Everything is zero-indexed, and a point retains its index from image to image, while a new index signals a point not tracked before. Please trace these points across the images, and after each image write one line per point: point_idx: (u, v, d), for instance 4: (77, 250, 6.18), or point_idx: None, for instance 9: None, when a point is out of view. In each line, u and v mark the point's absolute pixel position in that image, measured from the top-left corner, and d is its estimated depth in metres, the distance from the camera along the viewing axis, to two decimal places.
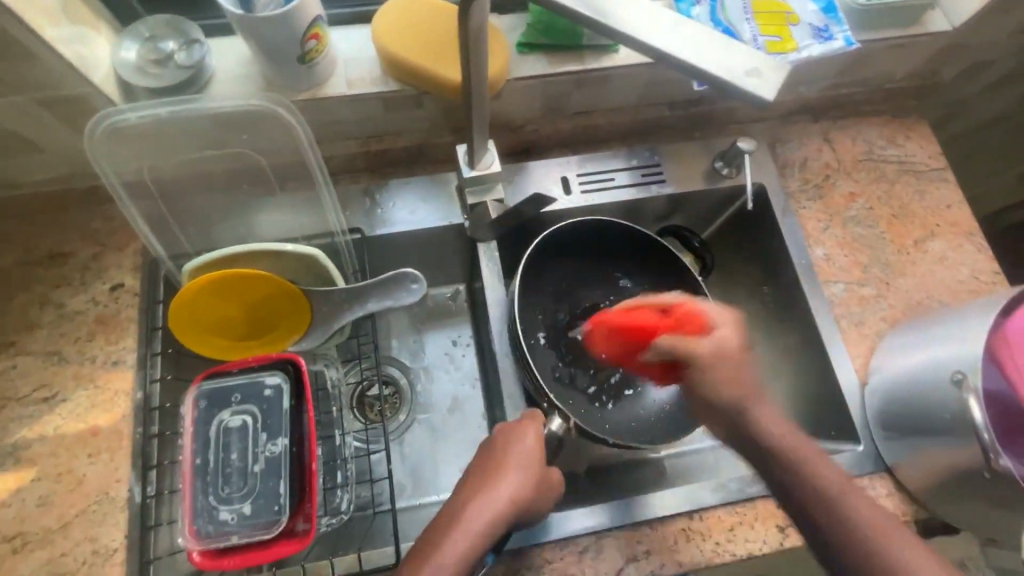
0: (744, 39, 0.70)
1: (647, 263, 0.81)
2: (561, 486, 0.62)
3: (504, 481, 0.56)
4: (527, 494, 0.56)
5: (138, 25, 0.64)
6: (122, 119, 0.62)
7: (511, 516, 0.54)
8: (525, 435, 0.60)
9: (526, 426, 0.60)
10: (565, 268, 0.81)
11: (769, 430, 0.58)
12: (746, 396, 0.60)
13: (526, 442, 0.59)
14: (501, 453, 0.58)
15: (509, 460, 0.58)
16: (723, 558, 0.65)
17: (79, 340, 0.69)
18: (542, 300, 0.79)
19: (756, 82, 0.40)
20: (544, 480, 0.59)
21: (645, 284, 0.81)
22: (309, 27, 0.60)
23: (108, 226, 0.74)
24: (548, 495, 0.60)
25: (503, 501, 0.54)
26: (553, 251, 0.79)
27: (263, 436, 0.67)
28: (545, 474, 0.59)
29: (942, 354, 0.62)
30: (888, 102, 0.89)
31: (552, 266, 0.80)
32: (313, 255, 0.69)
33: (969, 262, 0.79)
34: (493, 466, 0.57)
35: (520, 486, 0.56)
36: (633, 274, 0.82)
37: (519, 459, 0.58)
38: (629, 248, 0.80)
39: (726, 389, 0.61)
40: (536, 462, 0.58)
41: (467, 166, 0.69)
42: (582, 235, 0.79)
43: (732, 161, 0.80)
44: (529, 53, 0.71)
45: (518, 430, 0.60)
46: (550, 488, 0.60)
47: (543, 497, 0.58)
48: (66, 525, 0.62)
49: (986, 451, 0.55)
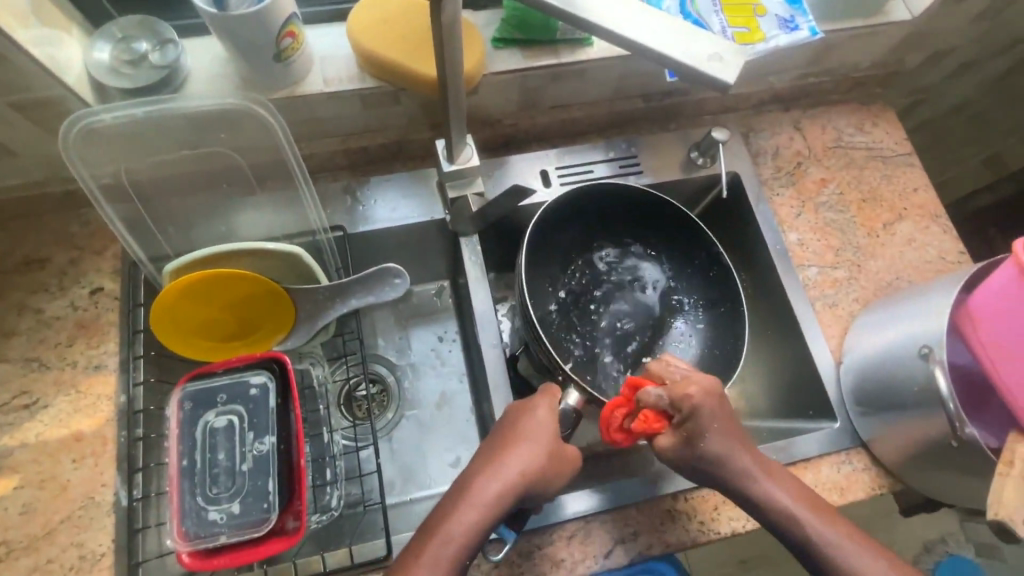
0: (713, 31, 0.71)
1: (659, 231, 0.81)
2: (579, 461, 0.61)
3: (514, 454, 0.57)
4: (538, 467, 0.57)
5: (110, 26, 0.64)
6: (96, 120, 0.61)
7: (520, 488, 0.55)
8: (538, 409, 0.60)
9: (542, 399, 0.61)
10: (576, 238, 0.81)
11: (771, 498, 0.59)
12: (741, 468, 0.59)
13: (537, 417, 0.60)
14: (512, 428, 0.60)
15: (521, 435, 0.59)
16: (708, 537, 0.67)
17: (59, 346, 0.68)
18: (553, 273, 0.80)
19: (719, 66, 0.41)
20: (559, 453, 0.59)
21: (658, 249, 0.82)
22: (284, 25, 0.60)
23: (85, 230, 0.73)
24: (565, 470, 0.59)
25: (513, 474, 0.55)
26: (563, 221, 0.79)
27: (250, 435, 0.67)
28: (559, 448, 0.59)
29: (911, 331, 0.64)
30: (856, 91, 0.92)
31: (564, 234, 0.80)
32: (296, 252, 0.69)
33: (936, 243, 0.82)
34: (506, 439, 0.58)
35: (532, 459, 0.57)
36: (644, 240, 0.82)
37: (532, 432, 0.59)
38: (636, 214, 0.81)
39: (722, 467, 0.59)
40: (550, 436, 0.59)
41: (447, 160, 0.70)
42: (591, 202, 0.79)
43: (707, 151, 0.82)
44: (504, 47, 0.72)
45: (530, 406, 0.61)
46: (567, 463, 0.59)
47: (558, 472, 0.58)
48: (51, 531, 0.61)
49: (952, 420, 0.57)
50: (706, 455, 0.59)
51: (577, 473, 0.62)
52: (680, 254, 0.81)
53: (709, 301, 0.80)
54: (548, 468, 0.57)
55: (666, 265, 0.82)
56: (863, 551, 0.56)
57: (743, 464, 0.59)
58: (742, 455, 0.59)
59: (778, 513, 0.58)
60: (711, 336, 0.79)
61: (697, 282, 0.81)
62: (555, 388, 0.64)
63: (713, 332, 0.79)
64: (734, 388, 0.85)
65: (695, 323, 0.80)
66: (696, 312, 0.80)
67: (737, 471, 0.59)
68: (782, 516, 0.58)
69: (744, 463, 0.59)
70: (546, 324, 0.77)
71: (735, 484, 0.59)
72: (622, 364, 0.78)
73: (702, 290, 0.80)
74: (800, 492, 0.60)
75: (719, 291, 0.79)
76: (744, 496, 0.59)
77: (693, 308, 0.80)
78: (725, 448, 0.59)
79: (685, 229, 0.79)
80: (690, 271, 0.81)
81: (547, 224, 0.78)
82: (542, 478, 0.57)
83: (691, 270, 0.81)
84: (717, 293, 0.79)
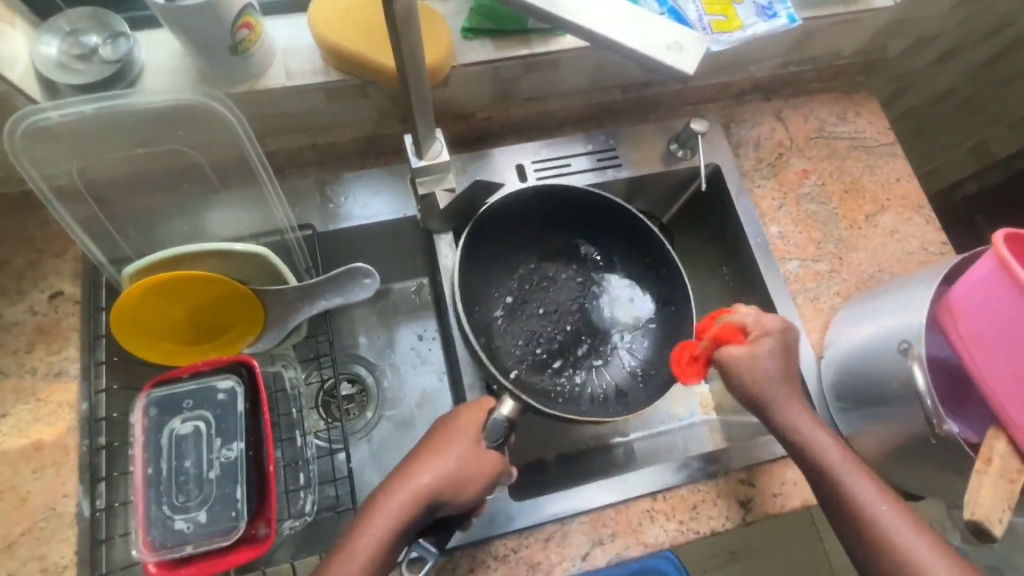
0: (689, 19, 0.69)
1: (611, 229, 0.79)
2: (502, 465, 0.59)
3: (423, 465, 0.57)
4: (446, 474, 0.57)
5: (57, 19, 0.61)
6: (44, 118, 0.58)
7: (424, 498, 0.56)
8: (457, 419, 0.61)
9: (464, 411, 0.61)
10: (521, 240, 0.79)
11: (809, 438, 0.60)
12: (782, 400, 0.61)
13: (453, 426, 0.60)
14: (430, 437, 0.60)
15: (435, 444, 0.59)
16: (687, 537, 0.66)
17: (18, 352, 0.66)
18: (500, 275, 0.78)
19: (678, 56, 0.39)
20: (474, 458, 0.58)
21: (609, 249, 0.80)
22: (239, 16, 0.58)
23: (44, 231, 0.71)
24: (483, 473, 0.57)
25: (418, 484, 0.56)
26: (509, 222, 0.77)
27: (217, 441, 0.65)
28: (472, 453, 0.58)
29: (893, 325, 0.63)
30: (838, 79, 0.90)
31: (510, 236, 0.78)
32: (263, 254, 0.67)
33: (918, 234, 0.81)
34: (422, 450, 0.59)
35: (440, 467, 0.57)
36: (595, 239, 0.80)
37: (443, 441, 0.59)
38: (585, 215, 0.78)
39: (767, 393, 0.62)
40: (462, 444, 0.58)
41: (416, 155, 0.65)
42: (536, 205, 0.77)
43: (687, 142, 0.80)
44: (475, 37, 0.70)
45: (451, 415, 0.61)
46: (486, 468, 0.58)
47: (473, 478, 0.57)
48: (11, 544, 0.60)
49: (930, 417, 0.56)
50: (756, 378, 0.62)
51: (504, 478, 0.59)
52: (634, 252, 0.79)
53: (659, 301, 0.78)
54: (458, 474, 0.57)
55: (619, 265, 0.79)
56: (903, 520, 0.54)
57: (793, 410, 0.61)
58: (786, 390, 0.62)
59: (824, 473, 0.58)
60: (661, 336, 0.77)
61: (651, 279, 0.78)
62: (487, 398, 0.63)
63: (663, 331, 0.77)
64: (716, 383, 0.86)
65: (646, 324, 0.78)
66: (646, 312, 0.78)
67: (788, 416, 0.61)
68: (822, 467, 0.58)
69: (789, 402, 0.61)
70: (490, 333, 0.75)
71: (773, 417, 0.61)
72: (569, 368, 0.76)
73: (653, 290, 0.78)
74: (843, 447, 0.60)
75: (671, 288, 0.77)
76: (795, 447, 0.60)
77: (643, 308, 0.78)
78: (779, 394, 0.62)
79: (635, 229, 0.78)
80: (642, 272, 0.78)
81: (491, 226, 0.76)
82: (454, 486, 0.56)
83: (641, 270, 0.78)
84: (670, 292, 0.77)
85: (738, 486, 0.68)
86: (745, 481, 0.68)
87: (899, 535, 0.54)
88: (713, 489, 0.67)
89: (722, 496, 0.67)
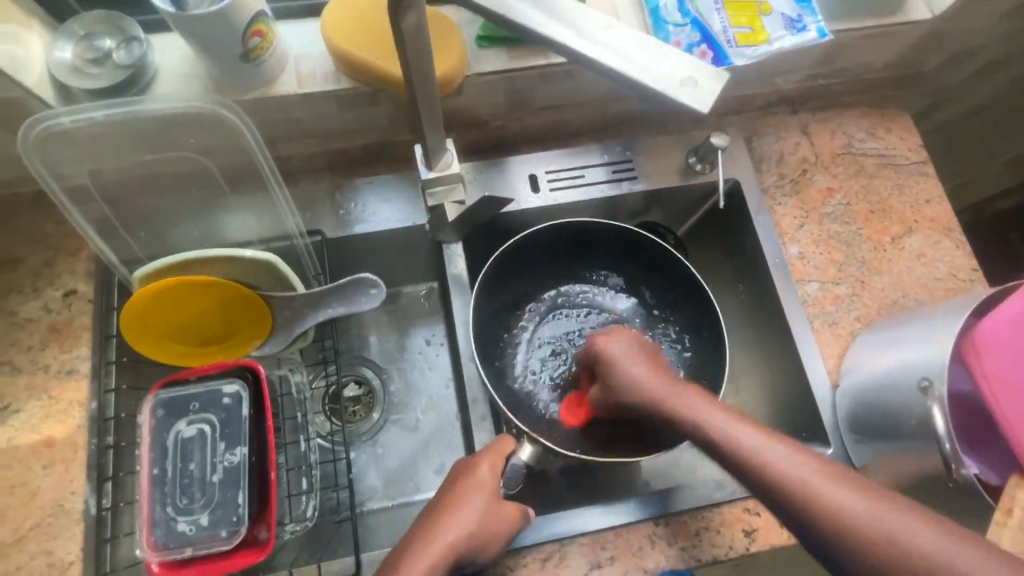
0: (713, 32, 0.67)
1: (636, 256, 0.79)
2: (519, 520, 0.58)
3: (449, 523, 0.54)
4: (474, 528, 0.54)
5: (72, 23, 0.61)
6: (57, 123, 0.59)
7: (452, 557, 0.52)
8: (476, 472, 0.58)
9: (480, 463, 0.59)
10: (547, 270, 0.80)
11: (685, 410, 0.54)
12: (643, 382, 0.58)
13: (476, 477, 0.58)
14: (453, 489, 0.57)
15: (458, 494, 0.57)
16: (688, 565, 0.65)
17: (32, 349, 0.67)
18: (536, 303, 0.81)
19: (692, 92, 0.38)
20: (495, 515, 0.56)
21: (633, 272, 0.81)
22: (251, 24, 0.58)
23: (60, 230, 0.72)
24: (502, 530, 0.56)
25: (447, 540, 0.53)
26: (530, 255, 0.78)
27: (222, 445, 0.65)
28: (494, 509, 0.56)
29: (912, 359, 0.60)
30: (869, 93, 0.87)
31: (536, 269, 0.80)
32: (271, 261, 0.66)
33: (946, 260, 0.77)
34: (444, 503, 0.56)
35: (468, 522, 0.54)
36: (620, 266, 0.81)
37: (464, 496, 0.56)
38: (604, 243, 0.78)
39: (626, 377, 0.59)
40: (484, 496, 0.56)
41: (425, 167, 0.64)
42: (560, 234, 0.76)
43: (706, 157, 0.78)
44: (489, 46, 0.68)
45: (471, 464, 0.59)
46: (505, 522, 0.57)
47: (494, 534, 0.56)
48: (21, 538, 0.61)
49: (947, 461, 0.54)
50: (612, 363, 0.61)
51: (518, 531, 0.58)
52: (664, 280, 0.79)
53: (695, 330, 0.77)
54: (481, 533, 0.54)
55: (647, 292, 0.81)
56: (829, 478, 0.46)
57: (684, 396, 0.55)
58: (645, 370, 0.59)
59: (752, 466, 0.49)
60: (699, 363, 0.76)
61: (682, 307, 0.78)
62: (505, 443, 0.61)
63: (699, 359, 0.76)
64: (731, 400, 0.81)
65: (681, 352, 0.77)
66: (682, 340, 0.78)
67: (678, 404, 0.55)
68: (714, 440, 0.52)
69: (651, 379, 0.58)
70: (510, 369, 0.77)
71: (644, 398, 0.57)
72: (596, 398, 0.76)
73: (687, 316, 0.78)
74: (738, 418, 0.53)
75: (704, 319, 0.75)
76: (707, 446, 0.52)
77: (677, 337, 0.78)
78: (642, 373, 0.59)
79: (659, 254, 0.77)
80: (671, 296, 0.79)
81: (511, 258, 0.76)
82: (477, 542, 0.54)
83: (671, 298, 0.79)
84: (701, 322, 0.76)
85: (743, 515, 0.66)
86: (750, 510, 0.67)
87: (832, 497, 0.45)
88: (717, 517, 0.66)
89: (726, 524, 0.66)
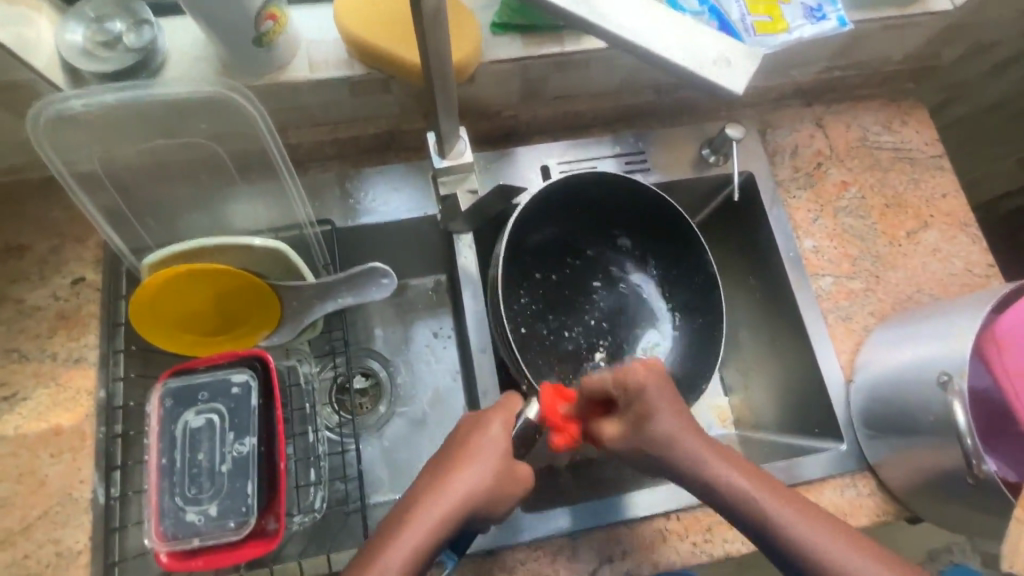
0: (731, 21, 0.66)
1: (647, 228, 0.78)
2: (529, 483, 0.54)
3: (460, 477, 0.51)
4: (482, 489, 0.51)
5: (83, 6, 0.61)
6: (67, 106, 0.58)
7: (462, 510, 0.49)
8: (488, 429, 0.54)
9: (490, 415, 0.55)
10: (552, 231, 0.78)
11: (722, 481, 0.50)
12: (685, 454, 0.51)
13: (490, 433, 0.54)
14: (463, 442, 0.54)
15: (467, 450, 0.53)
16: (699, 559, 0.64)
17: (40, 336, 0.67)
18: (540, 261, 0.78)
19: (726, 71, 0.38)
20: (507, 475, 0.52)
21: (642, 240, 0.79)
22: (264, 6, 0.57)
23: (67, 217, 0.71)
24: (511, 489, 0.52)
25: (457, 493, 0.50)
26: (540, 220, 0.75)
27: (230, 435, 0.65)
28: (507, 468, 0.53)
29: (930, 352, 0.59)
30: (885, 86, 0.85)
31: (544, 228, 0.77)
32: (281, 249, 0.65)
33: (962, 255, 0.76)
34: (454, 455, 0.53)
35: (477, 479, 0.51)
36: (632, 231, 0.79)
37: (475, 451, 0.52)
38: (615, 211, 0.77)
39: (669, 451, 0.52)
40: (497, 456, 0.52)
41: (438, 155, 0.65)
42: (571, 194, 0.74)
43: (720, 149, 0.77)
44: (504, 33, 0.68)
45: (482, 421, 0.55)
46: (515, 484, 0.53)
47: (505, 494, 0.52)
48: (28, 526, 0.61)
49: (969, 457, 0.53)
50: (653, 436, 0.52)
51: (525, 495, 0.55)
52: (674, 256, 0.78)
53: (691, 309, 0.77)
54: (492, 489, 0.51)
55: (653, 262, 0.79)
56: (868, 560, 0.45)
57: (725, 469, 0.50)
58: (683, 437, 0.52)
59: (823, 566, 0.46)
60: (688, 342, 0.77)
61: (682, 286, 0.78)
62: (514, 401, 0.57)
63: (689, 337, 0.77)
64: (735, 397, 0.83)
65: (671, 328, 0.78)
66: (672, 317, 0.79)
67: (707, 472, 0.51)
68: (756, 523, 0.48)
69: (690, 446, 0.52)
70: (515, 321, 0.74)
71: (682, 469, 0.52)
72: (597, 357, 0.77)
73: (688, 295, 0.78)
74: (780, 494, 0.49)
75: (703, 300, 0.76)
76: (735, 514, 0.49)
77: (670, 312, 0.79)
78: (676, 441, 0.52)
79: (674, 230, 0.76)
80: (676, 276, 0.78)
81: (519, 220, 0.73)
82: (486, 498, 0.51)
83: (675, 274, 0.78)
84: (699, 302, 0.77)
85: None
86: None
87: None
88: None
89: None
